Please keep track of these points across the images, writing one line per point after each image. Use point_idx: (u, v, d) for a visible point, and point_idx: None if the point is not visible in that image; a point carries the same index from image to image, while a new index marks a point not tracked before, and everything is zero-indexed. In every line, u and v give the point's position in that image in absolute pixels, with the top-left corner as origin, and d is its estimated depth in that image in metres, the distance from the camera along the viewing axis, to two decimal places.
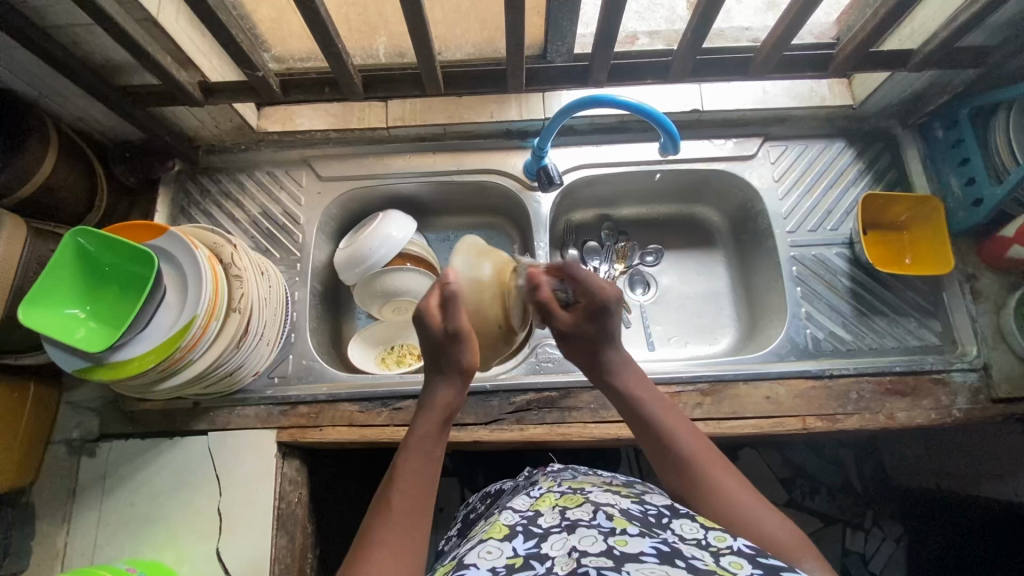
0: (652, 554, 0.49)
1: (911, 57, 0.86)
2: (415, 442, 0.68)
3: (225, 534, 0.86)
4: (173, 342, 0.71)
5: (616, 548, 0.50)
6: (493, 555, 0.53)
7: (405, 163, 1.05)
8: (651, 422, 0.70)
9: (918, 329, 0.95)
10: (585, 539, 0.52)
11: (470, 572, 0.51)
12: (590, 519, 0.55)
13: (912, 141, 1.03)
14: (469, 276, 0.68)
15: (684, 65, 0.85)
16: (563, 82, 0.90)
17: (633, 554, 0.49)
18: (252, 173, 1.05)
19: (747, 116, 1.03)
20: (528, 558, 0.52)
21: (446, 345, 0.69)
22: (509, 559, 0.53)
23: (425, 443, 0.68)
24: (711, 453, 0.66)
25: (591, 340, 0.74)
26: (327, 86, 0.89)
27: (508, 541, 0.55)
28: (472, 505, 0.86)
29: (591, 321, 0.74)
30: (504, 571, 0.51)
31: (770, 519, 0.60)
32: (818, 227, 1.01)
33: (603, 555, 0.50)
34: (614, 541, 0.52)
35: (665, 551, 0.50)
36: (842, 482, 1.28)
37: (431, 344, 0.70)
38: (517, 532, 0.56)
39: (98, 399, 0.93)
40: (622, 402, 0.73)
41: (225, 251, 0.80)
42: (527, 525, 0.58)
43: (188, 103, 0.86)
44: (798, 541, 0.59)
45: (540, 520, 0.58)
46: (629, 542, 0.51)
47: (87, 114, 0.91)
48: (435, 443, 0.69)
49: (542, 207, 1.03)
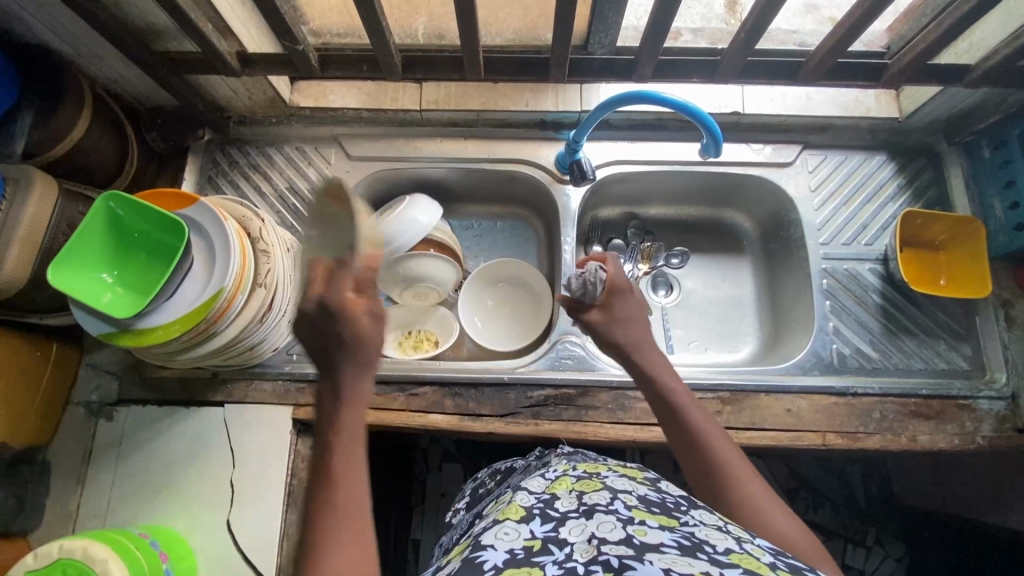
0: (673, 546, 0.47)
1: (968, 73, 0.84)
2: (331, 441, 0.54)
3: (236, 505, 0.86)
4: (200, 313, 0.71)
5: (635, 538, 0.48)
6: (510, 537, 0.51)
7: (435, 148, 1.04)
8: (681, 419, 0.67)
9: (947, 353, 0.93)
10: (603, 525, 0.50)
11: (488, 553, 0.49)
12: (608, 505, 0.53)
13: (956, 159, 1.00)
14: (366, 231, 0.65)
15: (733, 64, 0.82)
16: (606, 74, 0.87)
17: (653, 544, 0.47)
18: (281, 147, 1.04)
19: (788, 121, 1.01)
20: (546, 542, 0.50)
21: (345, 334, 0.57)
22: (527, 541, 0.51)
23: (344, 429, 0.55)
24: (739, 455, 0.64)
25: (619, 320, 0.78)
26: (366, 64, 0.87)
27: (526, 524, 0.53)
28: (482, 479, 0.87)
29: (620, 300, 0.79)
30: (523, 554, 0.49)
31: (788, 521, 0.59)
32: (852, 241, 0.99)
33: (623, 543, 0.47)
34: (633, 529, 0.49)
35: (686, 544, 0.47)
36: (847, 498, 1.28)
37: (320, 340, 0.57)
38: (535, 515, 0.54)
39: (118, 363, 0.93)
40: (653, 394, 0.70)
41: (254, 224, 0.80)
42: (544, 508, 0.55)
43: (225, 72, 0.84)
44: (816, 550, 0.57)
45: (557, 503, 0.56)
46: (648, 533, 0.48)
47: (121, 76, 0.90)
48: (357, 433, 0.56)
49: (572, 200, 1.02)
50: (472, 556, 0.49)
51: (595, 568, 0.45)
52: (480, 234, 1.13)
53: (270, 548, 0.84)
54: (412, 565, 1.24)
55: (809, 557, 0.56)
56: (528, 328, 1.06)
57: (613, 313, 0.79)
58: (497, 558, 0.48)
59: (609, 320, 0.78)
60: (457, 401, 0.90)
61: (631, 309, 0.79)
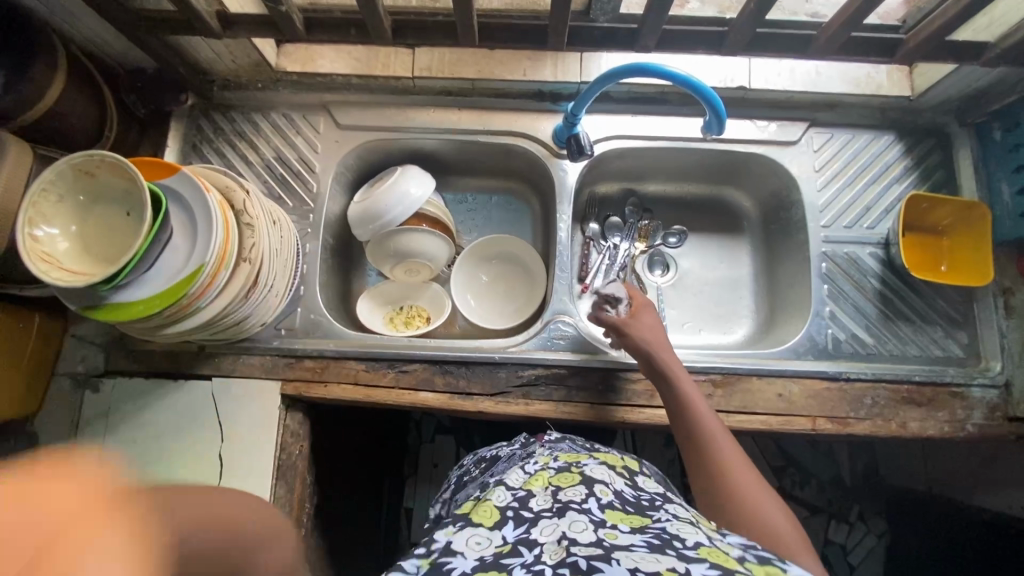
0: (643, 547, 0.46)
1: (986, 50, 0.80)
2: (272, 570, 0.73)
3: (225, 478, 0.86)
4: (180, 288, 0.69)
5: (605, 541, 0.47)
6: (481, 545, 0.50)
7: (427, 117, 1.00)
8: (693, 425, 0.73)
9: (943, 339, 0.92)
10: (575, 525, 0.49)
11: (457, 560, 0.48)
12: (582, 504, 0.53)
13: (965, 141, 0.97)
14: (123, 198, 0.71)
15: (741, 35, 0.78)
16: (607, 44, 0.83)
17: (623, 546, 0.47)
18: (267, 113, 1.00)
19: (795, 98, 0.97)
20: (516, 546, 0.50)
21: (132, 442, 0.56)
22: (497, 547, 0.50)
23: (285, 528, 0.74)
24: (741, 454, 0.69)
25: (646, 327, 0.82)
26: (354, 28, 0.82)
27: (498, 529, 0.52)
28: (467, 466, 0.86)
29: (645, 313, 0.84)
30: (492, 560, 0.48)
31: (779, 517, 0.61)
32: (854, 224, 0.96)
33: (593, 544, 0.46)
34: (603, 533, 0.49)
35: (655, 543, 0.47)
36: (833, 476, 1.30)
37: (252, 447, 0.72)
38: (507, 521, 0.53)
39: (104, 334, 0.92)
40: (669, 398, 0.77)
41: (238, 196, 0.77)
42: (517, 510, 0.55)
43: (205, 33, 0.80)
44: (801, 544, 0.59)
45: (531, 504, 0.56)
46: (619, 536, 0.48)
47: (97, 34, 0.86)
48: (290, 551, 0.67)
49: (569, 175, 0.98)
50: (440, 563, 0.48)
51: (563, 570, 0.44)
52: (474, 208, 1.11)
53: None
54: (404, 532, 1.26)
55: (791, 549, 0.58)
56: (522, 305, 1.05)
57: (636, 319, 0.82)
58: (466, 565, 0.48)
59: (630, 322, 0.82)
60: (446, 379, 0.89)
61: (656, 320, 0.84)
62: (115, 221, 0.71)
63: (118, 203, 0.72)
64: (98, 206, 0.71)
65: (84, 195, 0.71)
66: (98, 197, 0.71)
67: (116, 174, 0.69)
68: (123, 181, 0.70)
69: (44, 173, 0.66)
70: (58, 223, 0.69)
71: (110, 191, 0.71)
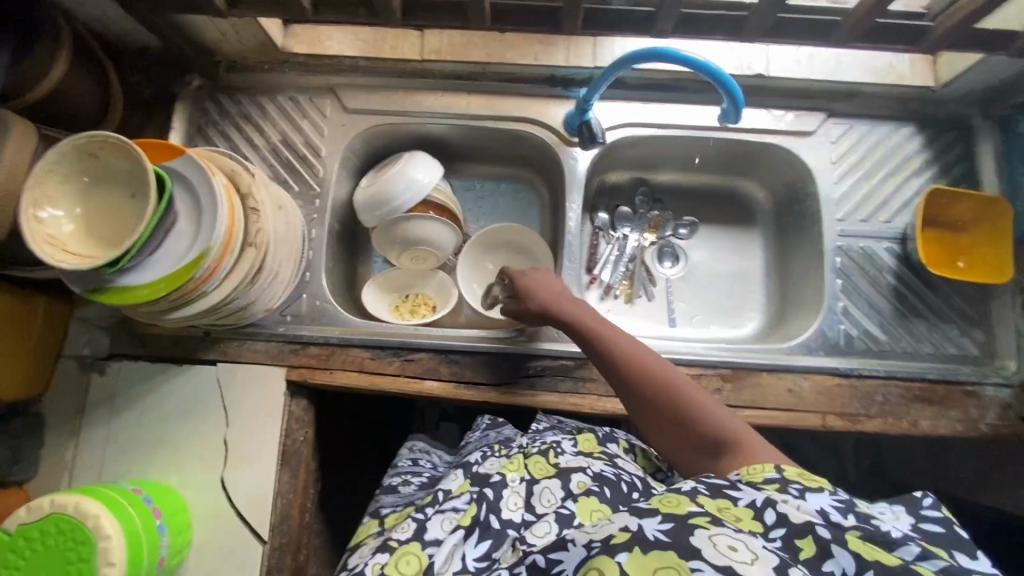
0: None
1: (1016, 39, 0.77)
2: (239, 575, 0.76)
3: (230, 464, 0.86)
4: (185, 273, 0.68)
5: None
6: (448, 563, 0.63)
7: (436, 101, 0.98)
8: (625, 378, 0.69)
9: (958, 337, 0.90)
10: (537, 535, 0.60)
11: None
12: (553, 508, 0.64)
13: (989, 134, 0.94)
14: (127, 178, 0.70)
15: (762, 21, 0.76)
16: (623, 28, 0.81)
17: None
18: (274, 96, 0.98)
19: (813, 87, 0.95)
20: None
21: None
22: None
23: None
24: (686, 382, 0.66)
25: (536, 298, 0.80)
26: (363, 8, 0.81)
27: (466, 542, 0.64)
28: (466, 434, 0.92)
29: (532, 282, 0.81)
30: None
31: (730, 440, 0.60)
32: (870, 218, 0.94)
33: None
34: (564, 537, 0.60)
35: None
36: (837, 472, 1.28)
37: None
38: (477, 526, 0.66)
39: (109, 317, 0.91)
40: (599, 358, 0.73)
41: (245, 180, 0.76)
42: (490, 512, 0.67)
43: (211, 12, 0.78)
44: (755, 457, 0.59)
45: (504, 505, 0.67)
46: None
47: (101, 12, 0.84)
48: None
49: (579, 163, 0.97)
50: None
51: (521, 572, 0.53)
52: (482, 196, 1.09)
53: (264, 504, 0.85)
54: None
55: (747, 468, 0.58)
56: None
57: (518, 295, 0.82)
58: None
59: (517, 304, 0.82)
60: (452, 368, 0.89)
61: (547, 281, 0.81)
62: (119, 203, 0.71)
63: (122, 183, 0.70)
64: (102, 187, 0.70)
65: (87, 176, 0.69)
66: (100, 177, 0.70)
67: (118, 153, 0.68)
68: (125, 161, 0.69)
69: (47, 154, 0.65)
70: (63, 205, 0.68)
71: (114, 172, 0.70)
